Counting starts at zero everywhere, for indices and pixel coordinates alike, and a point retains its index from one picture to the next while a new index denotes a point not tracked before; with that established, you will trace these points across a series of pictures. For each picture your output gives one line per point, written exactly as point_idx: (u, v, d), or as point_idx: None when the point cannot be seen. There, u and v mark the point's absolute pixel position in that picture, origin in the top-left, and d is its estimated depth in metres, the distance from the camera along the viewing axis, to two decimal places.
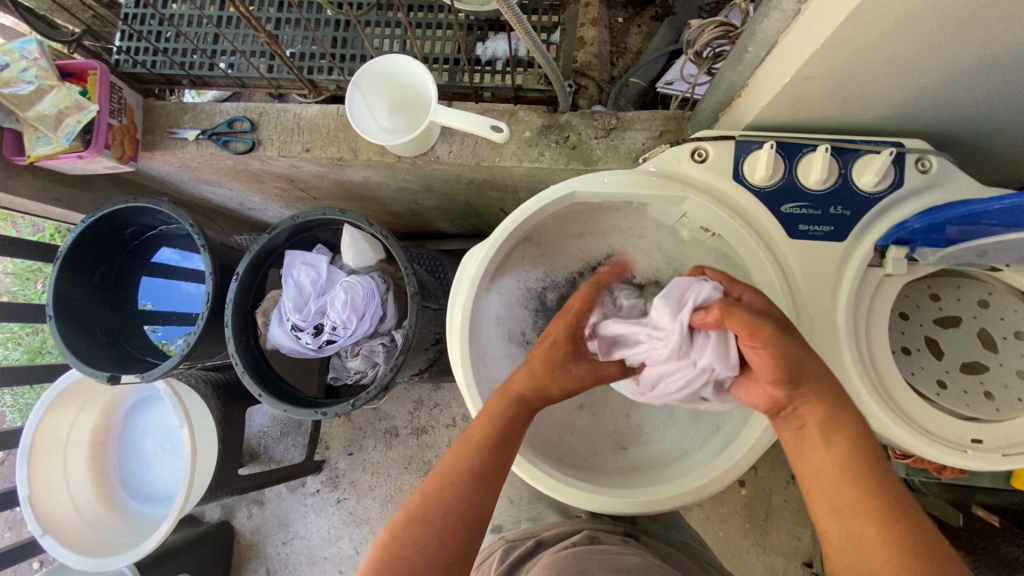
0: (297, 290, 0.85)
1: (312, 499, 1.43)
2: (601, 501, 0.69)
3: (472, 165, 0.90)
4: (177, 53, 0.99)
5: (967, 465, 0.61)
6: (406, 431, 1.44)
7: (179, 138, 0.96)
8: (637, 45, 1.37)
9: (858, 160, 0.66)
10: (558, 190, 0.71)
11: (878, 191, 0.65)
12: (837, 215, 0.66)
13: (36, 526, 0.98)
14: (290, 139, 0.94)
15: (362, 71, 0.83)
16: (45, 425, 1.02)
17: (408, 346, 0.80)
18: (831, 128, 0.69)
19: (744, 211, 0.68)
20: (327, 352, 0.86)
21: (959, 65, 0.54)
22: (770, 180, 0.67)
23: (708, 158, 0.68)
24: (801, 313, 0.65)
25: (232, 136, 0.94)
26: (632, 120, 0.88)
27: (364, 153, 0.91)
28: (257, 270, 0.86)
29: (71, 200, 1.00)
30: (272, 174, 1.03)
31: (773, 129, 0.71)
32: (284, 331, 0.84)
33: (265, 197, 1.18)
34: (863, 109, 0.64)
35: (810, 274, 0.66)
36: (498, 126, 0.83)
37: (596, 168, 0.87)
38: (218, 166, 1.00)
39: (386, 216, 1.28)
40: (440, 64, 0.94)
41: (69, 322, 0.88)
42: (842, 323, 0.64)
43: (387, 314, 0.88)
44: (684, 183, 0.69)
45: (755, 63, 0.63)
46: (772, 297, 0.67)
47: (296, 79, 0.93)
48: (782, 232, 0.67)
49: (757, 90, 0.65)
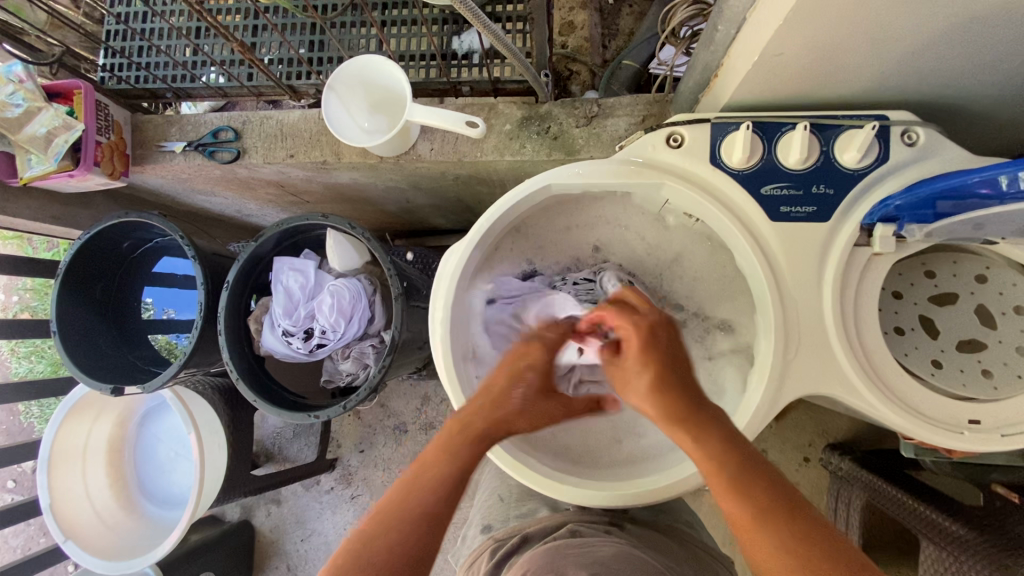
0: (287, 296, 0.86)
1: (328, 496, 1.46)
2: (586, 495, 0.69)
3: (454, 161, 0.89)
4: (160, 67, 1.01)
5: (964, 446, 0.59)
6: (414, 427, 1.46)
7: (168, 151, 0.98)
8: (628, 27, 1.33)
9: (840, 136, 0.63)
10: (534, 182, 0.70)
11: (862, 167, 0.62)
12: (819, 194, 0.63)
13: (59, 532, 1.02)
14: (274, 145, 0.94)
15: (337, 74, 0.83)
16: (62, 435, 1.05)
17: (397, 346, 0.80)
18: (811, 104, 0.67)
19: (723, 195, 0.66)
20: (319, 355, 0.86)
21: (935, 31, 0.51)
22: (748, 163, 0.64)
23: (684, 143, 0.66)
24: (784, 297, 0.63)
25: (218, 146, 0.95)
26: (613, 106, 0.86)
27: (346, 156, 0.91)
28: (246, 278, 0.87)
29: (71, 217, 1.03)
30: (262, 180, 1.04)
31: (752, 108, 0.69)
32: (276, 337, 0.85)
33: (260, 203, 1.20)
34: (842, 81, 0.62)
35: (792, 256, 0.63)
36: (473, 121, 0.81)
37: (579, 158, 0.86)
38: (208, 176, 1.01)
39: (380, 215, 1.29)
40: (417, 61, 0.94)
41: (74, 337, 0.91)
42: (829, 307, 0.62)
43: (375, 316, 0.88)
44: (660, 170, 0.67)
45: (726, 42, 0.61)
46: (756, 282, 0.65)
47: (275, 86, 0.93)
48: (763, 214, 0.64)
49: (730, 70, 0.63)
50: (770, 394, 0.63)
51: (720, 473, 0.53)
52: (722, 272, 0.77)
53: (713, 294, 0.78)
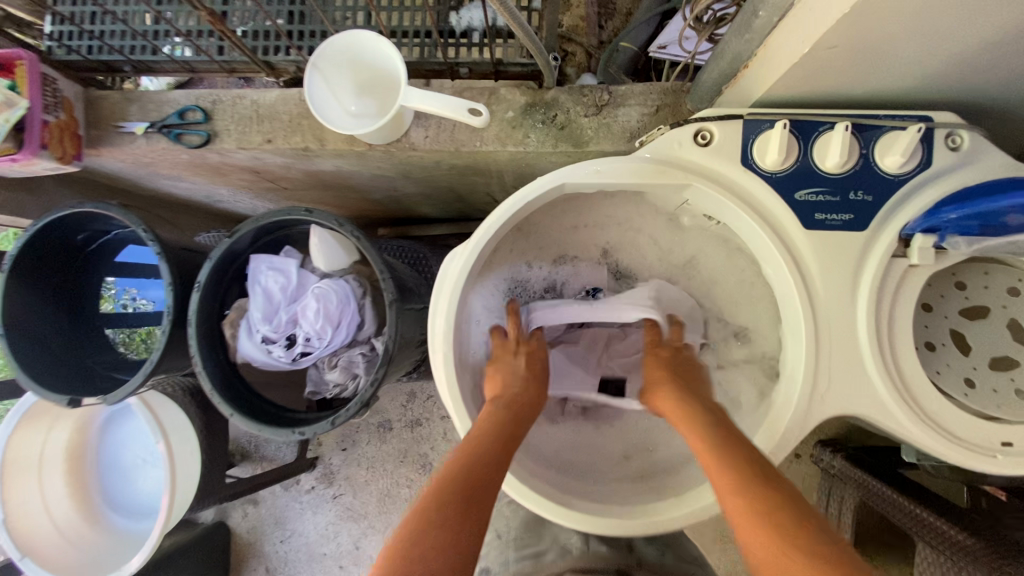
0: (266, 298, 0.78)
1: (308, 496, 1.40)
2: (600, 523, 0.63)
3: (451, 151, 0.82)
4: (115, 37, 0.89)
5: (998, 470, 0.57)
6: (399, 424, 1.40)
7: (127, 133, 0.87)
8: (626, 6, 1.26)
9: (881, 138, 0.58)
10: (545, 181, 0.63)
11: (904, 173, 0.58)
12: (857, 201, 0.58)
13: (13, 549, 0.93)
14: (249, 129, 0.85)
15: (320, 50, 0.74)
16: (14, 444, 0.96)
17: (390, 356, 0.72)
18: (847, 101, 0.62)
19: (754, 199, 0.60)
20: (303, 364, 0.78)
21: (1002, 28, 0.46)
22: (782, 165, 0.59)
23: (712, 141, 0.60)
24: (816, 313, 0.59)
25: (185, 128, 0.86)
26: (625, 94, 0.79)
27: (331, 142, 0.83)
28: (220, 277, 0.79)
29: (16, 205, 0.92)
30: (235, 166, 0.95)
31: (783, 104, 0.63)
32: (254, 344, 0.77)
33: (233, 188, 1.11)
34: (888, 78, 0.56)
35: (827, 268, 0.59)
36: (476, 108, 0.74)
37: (588, 150, 0.79)
38: (174, 161, 0.92)
39: (364, 202, 1.21)
40: (410, 38, 0.85)
41: (24, 342, 0.81)
42: (864, 322, 0.58)
43: (365, 321, 0.80)
44: (685, 170, 0.61)
45: (766, 31, 0.55)
46: (785, 295, 0.60)
47: (250, 61, 0.83)
48: (797, 222, 0.59)
49: (766, 62, 0.57)
50: (797, 420, 0.59)
51: (721, 461, 0.53)
52: (740, 278, 0.73)
53: (729, 301, 0.74)
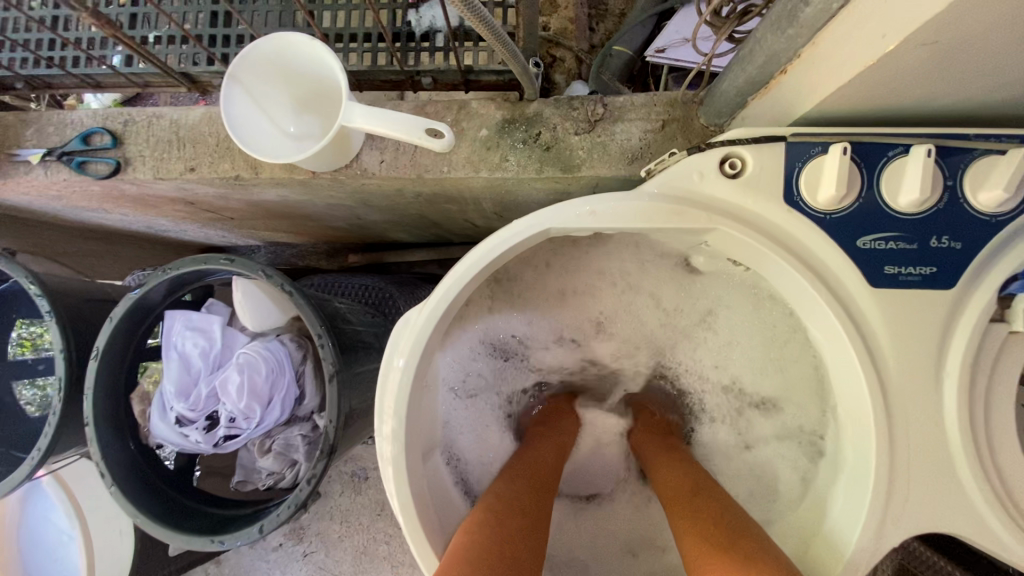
0: (182, 366, 0.62)
1: (274, 554, 1.23)
2: None
3: (413, 179, 0.67)
4: (5, 47, 0.74)
5: None
6: (375, 475, 1.24)
7: (21, 161, 0.72)
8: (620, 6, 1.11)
9: (972, 166, 0.43)
10: (525, 225, 0.48)
11: (1004, 213, 0.43)
12: (940, 249, 0.44)
13: None
14: (168, 154, 0.70)
15: (239, 58, 0.59)
16: None
17: (332, 445, 0.57)
18: (918, 116, 0.47)
19: (801, 246, 0.46)
20: (227, 448, 0.63)
21: None
22: (839, 202, 0.44)
23: (744, 171, 0.46)
24: (890, 397, 0.44)
25: (90, 155, 0.70)
26: (623, 107, 0.64)
27: (266, 170, 0.68)
28: (128, 341, 0.63)
29: None
30: (161, 197, 0.80)
31: (832, 120, 0.48)
32: (167, 425, 0.61)
33: (171, 219, 0.95)
34: (981, 87, 0.42)
35: (904, 338, 0.44)
36: (438, 129, 0.59)
37: (580, 175, 0.64)
38: (85, 192, 0.76)
39: (326, 230, 1.05)
40: (357, 42, 0.70)
41: None
42: (955, 411, 0.43)
43: (304, 393, 0.65)
44: (709, 209, 0.46)
45: (818, 23, 0.40)
46: (845, 373, 0.46)
47: (165, 74, 0.68)
48: (860, 277, 0.45)
49: (816, 65, 0.43)
50: (868, 543, 0.44)
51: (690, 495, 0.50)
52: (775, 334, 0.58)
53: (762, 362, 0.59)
